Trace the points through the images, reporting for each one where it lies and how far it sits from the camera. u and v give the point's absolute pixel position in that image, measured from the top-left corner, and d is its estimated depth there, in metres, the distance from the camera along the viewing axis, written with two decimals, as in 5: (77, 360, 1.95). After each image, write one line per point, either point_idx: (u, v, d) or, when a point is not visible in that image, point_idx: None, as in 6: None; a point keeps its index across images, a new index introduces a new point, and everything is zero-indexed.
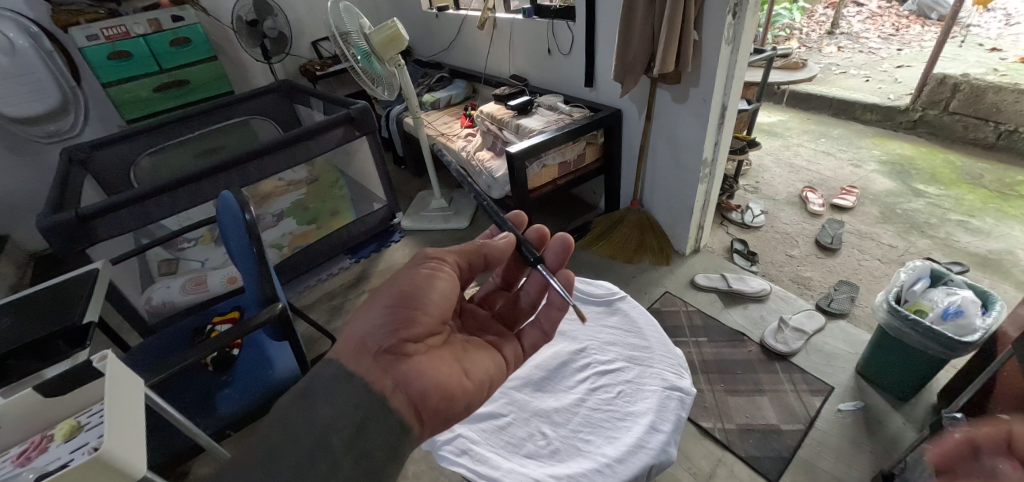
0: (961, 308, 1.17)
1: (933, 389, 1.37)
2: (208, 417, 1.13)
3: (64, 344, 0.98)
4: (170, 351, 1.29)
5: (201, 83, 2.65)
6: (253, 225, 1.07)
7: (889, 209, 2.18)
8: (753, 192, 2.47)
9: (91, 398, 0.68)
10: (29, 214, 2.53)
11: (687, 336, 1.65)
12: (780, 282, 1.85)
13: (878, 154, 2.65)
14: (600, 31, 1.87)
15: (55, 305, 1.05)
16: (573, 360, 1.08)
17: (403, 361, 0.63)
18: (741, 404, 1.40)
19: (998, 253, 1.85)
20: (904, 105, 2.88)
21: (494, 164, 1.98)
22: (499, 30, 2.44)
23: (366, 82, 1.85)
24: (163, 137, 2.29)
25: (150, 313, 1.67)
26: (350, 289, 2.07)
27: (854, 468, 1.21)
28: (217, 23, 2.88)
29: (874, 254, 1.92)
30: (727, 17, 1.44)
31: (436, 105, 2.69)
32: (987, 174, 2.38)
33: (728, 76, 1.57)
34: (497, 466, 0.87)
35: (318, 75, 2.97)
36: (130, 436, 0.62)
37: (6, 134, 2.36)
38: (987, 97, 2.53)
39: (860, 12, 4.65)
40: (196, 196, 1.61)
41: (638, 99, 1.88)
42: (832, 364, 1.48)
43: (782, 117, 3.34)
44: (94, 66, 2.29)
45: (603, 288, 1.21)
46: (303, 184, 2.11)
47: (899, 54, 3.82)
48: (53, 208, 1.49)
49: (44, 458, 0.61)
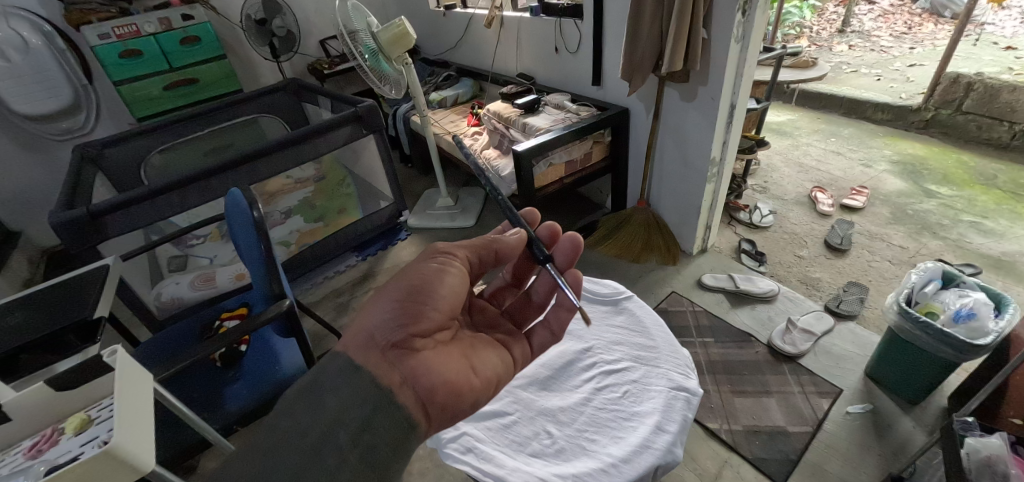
0: (973, 310, 1.15)
1: (944, 392, 1.35)
2: (214, 413, 1.13)
3: (76, 338, 1.00)
4: (179, 346, 1.30)
5: (210, 82, 2.67)
6: (260, 222, 1.08)
7: (900, 210, 2.15)
8: (762, 191, 2.45)
9: (99, 393, 0.69)
10: (41, 210, 2.56)
11: (693, 336, 1.64)
12: (789, 283, 1.84)
13: (889, 154, 2.62)
14: (608, 29, 1.86)
15: (67, 299, 1.07)
16: (579, 360, 1.08)
17: (412, 356, 0.64)
18: (748, 405, 1.39)
19: (1012, 255, 1.82)
20: (915, 105, 2.84)
21: (501, 162, 1.99)
22: (506, 29, 2.44)
23: (375, 80, 1.84)
24: (173, 134, 2.31)
25: (160, 309, 1.69)
26: (356, 286, 2.08)
27: (863, 471, 1.20)
28: (227, 22, 2.91)
29: (884, 255, 1.90)
30: (736, 14, 1.42)
31: (443, 103, 2.70)
32: (1002, 174, 2.34)
33: (737, 74, 1.56)
34: (502, 464, 0.86)
35: (326, 73, 2.99)
36: (139, 431, 0.62)
37: (20, 130, 2.40)
38: (1002, 96, 2.49)
39: (872, 10, 4.58)
40: (206, 193, 1.62)
41: (646, 97, 1.87)
42: (841, 366, 1.47)
43: (792, 117, 3.30)
44: (105, 64, 2.31)
45: (610, 286, 1.20)
46: (310, 183, 2.16)
47: (911, 52, 3.76)
48: (65, 204, 1.51)
49: (55, 451, 0.62)
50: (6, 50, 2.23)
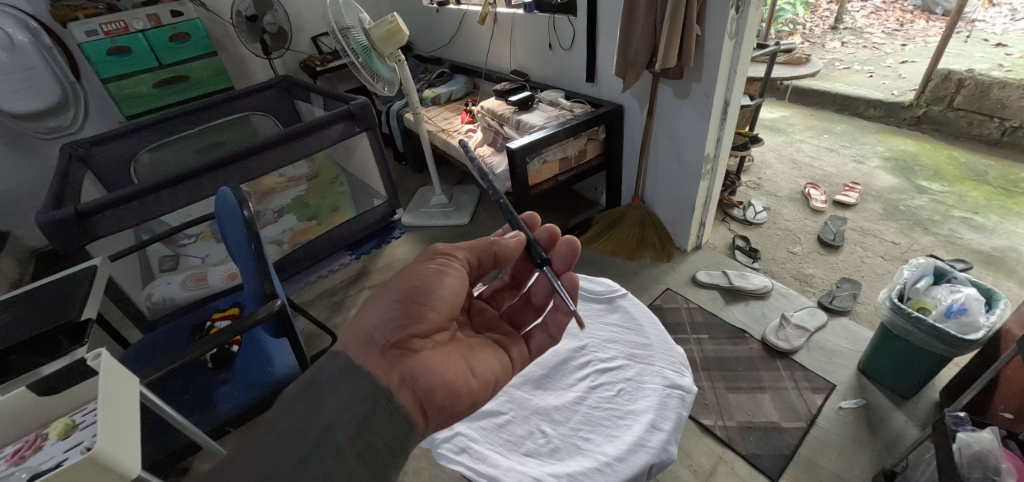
0: (965, 305, 1.16)
1: (935, 387, 1.36)
2: (206, 415, 1.12)
3: (66, 340, 0.98)
4: (170, 347, 1.29)
5: (201, 79, 2.63)
6: (252, 222, 1.07)
7: (892, 206, 2.16)
8: (756, 188, 2.45)
9: (85, 397, 0.67)
10: (28, 210, 2.52)
11: (688, 332, 1.64)
12: (783, 279, 1.84)
13: (881, 150, 2.64)
14: (602, 26, 1.85)
15: (54, 301, 1.05)
16: (573, 358, 1.07)
17: (410, 356, 0.63)
18: (742, 401, 1.40)
19: (1002, 251, 1.84)
20: (907, 102, 2.85)
21: (495, 160, 1.98)
22: (500, 25, 2.42)
23: (367, 77, 1.82)
24: (164, 132, 2.28)
25: (151, 309, 1.68)
26: (350, 285, 2.06)
27: (855, 466, 1.21)
28: (216, 18, 2.87)
29: (877, 251, 1.91)
30: (730, 11, 1.42)
31: (436, 100, 2.68)
32: (992, 170, 2.36)
33: (731, 71, 1.56)
34: (497, 464, 0.86)
35: (318, 70, 2.96)
36: (124, 436, 0.61)
37: (7, 129, 2.36)
38: (992, 93, 2.51)
39: (864, 7, 4.61)
40: (197, 192, 1.60)
41: (641, 94, 1.87)
42: (834, 362, 1.48)
43: (785, 113, 3.31)
44: (93, 62, 2.28)
45: (604, 284, 1.19)
46: (304, 180, 2.14)
47: (903, 48, 3.79)
48: (53, 204, 1.48)
49: (37, 457, 0.61)
50: None
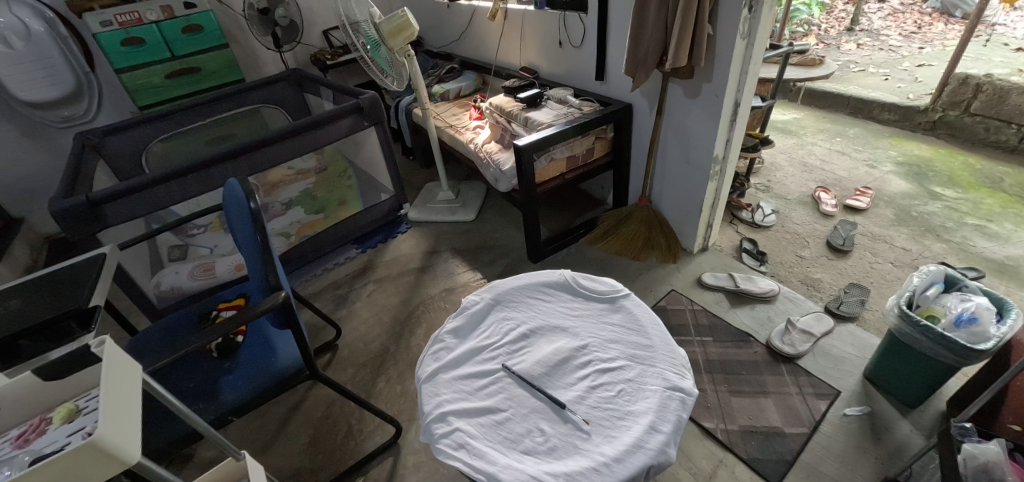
0: (975, 314, 1.14)
1: (944, 396, 1.34)
2: (209, 403, 1.11)
3: (76, 325, 0.98)
4: (175, 335, 1.30)
5: (213, 71, 2.65)
6: (259, 214, 1.07)
7: (904, 212, 2.13)
8: (765, 190, 2.43)
9: (88, 383, 0.68)
10: (43, 197, 2.57)
11: (692, 334, 1.63)
12: (790, 283, 1.82)
13: (894, 155, 2.59)
14: (613, 24, 1.84)
15: (66, 286, 1.08)
16: (574, 357, 1.03)
17: None
18: (745, 405, 1.39)
19: (1016, 260, 1.80)
20: (923, 106, 2.80)
21: (502, 157, 1.98)
22: (510, 21, 2.41)
23: (377, 72, 1.80)
24: (174, 123, 2.31)
25: (160, 298, 1.71)
26: (356, 279, 2.07)
27: (859, 473, 1.19)
28: (229, 11, 2.90)
29: (887, 257, 1.88)
30: (743, 10, 1.40)
31: (445, 96, 2.68)
32: (1008, 177, 2.32)
33: (742, 71, 1.54)
34: (494, 461, 0.84)
35: (329, 65, 2.98)
36: (125, 423, 0.61)
37: (24, 117, 2.40)
38: (1011, 98, 2.45)
39: (882, 8, 4.52)
40: (207, 184, 1.62)
41: (650, 93, 1.85)
42: (840, 368, 1.46)
43: (797, 116, 3.27)
44: (106, 52, 2.30)
45: (607, 284, 1.20)
46: (310, 174, 2.16)
47: (920, 52, 3.72)
48: (65, 192, 1.50)
49: (42, 440, 0.62)
50: (8, 36, 2.21)
